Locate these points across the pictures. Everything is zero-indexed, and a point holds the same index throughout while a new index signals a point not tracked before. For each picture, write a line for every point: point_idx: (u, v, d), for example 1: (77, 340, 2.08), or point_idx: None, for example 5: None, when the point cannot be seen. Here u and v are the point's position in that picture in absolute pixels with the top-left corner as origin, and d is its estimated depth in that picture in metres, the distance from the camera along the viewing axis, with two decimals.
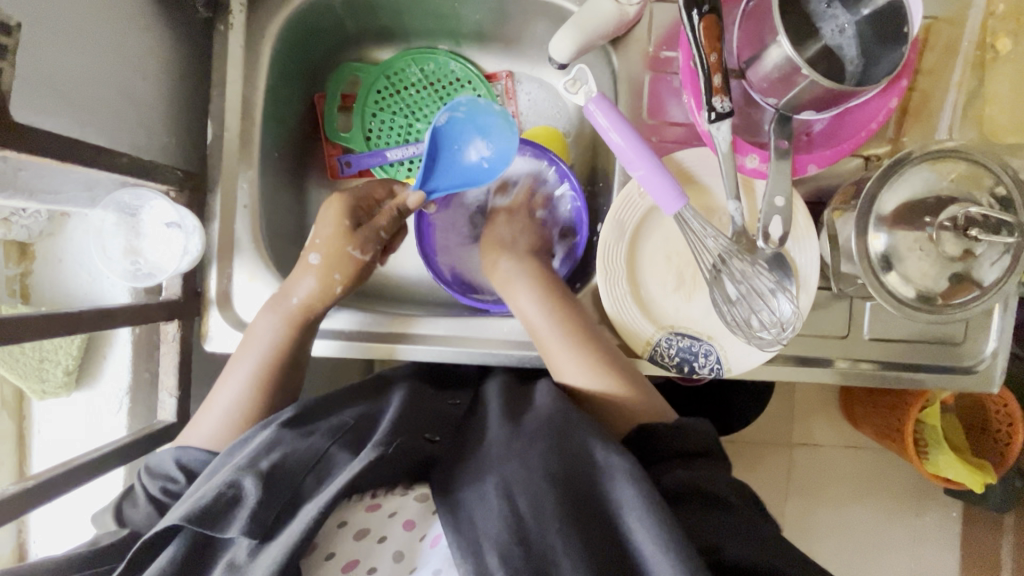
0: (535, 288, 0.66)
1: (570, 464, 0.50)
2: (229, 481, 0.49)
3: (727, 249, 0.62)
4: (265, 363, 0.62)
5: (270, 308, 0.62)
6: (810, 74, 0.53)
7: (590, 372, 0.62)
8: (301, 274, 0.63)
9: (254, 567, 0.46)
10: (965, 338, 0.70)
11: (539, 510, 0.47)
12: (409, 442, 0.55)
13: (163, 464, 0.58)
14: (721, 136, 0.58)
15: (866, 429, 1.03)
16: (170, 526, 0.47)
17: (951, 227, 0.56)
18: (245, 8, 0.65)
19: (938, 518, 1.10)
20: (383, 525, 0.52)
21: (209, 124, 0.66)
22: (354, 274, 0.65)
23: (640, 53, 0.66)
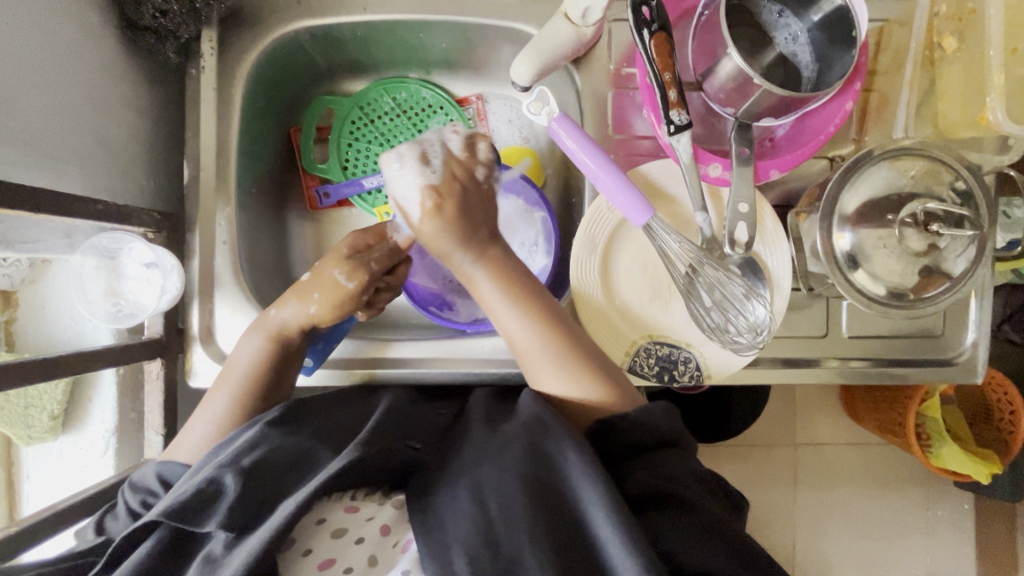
0: (499, 280, 0.61)
1: (542, 461, 0.50)
2: (209, 477, 0.50)
3: (697, 256, 0.63)
4: (242, 395, 0.62)
5: (255, 330, 0.64)
6: (761, 83, 0.54)
7: (568, 380, 0.59)
8: (285, 299, 0.65)
9: (229, 561, 0.45)
10: (945, 329, 0.70)
11: (507, 512, 0.47)
12: (391, 445, 0.55)
13: (145, 479, 0.57)
14: (682, 148, 0.59)
15: (867, 423, 1.02)
16: (149, 520, 0.49)
17: (913, 223, 0.57)
18: (216, 51, 0.67)
19: (946, 510, 1.09)
20: (361, 525, 0.51)
21: (186, 165, 0.67)
22: (337, 300, 0.65)
23: (602, 71, 0.68)
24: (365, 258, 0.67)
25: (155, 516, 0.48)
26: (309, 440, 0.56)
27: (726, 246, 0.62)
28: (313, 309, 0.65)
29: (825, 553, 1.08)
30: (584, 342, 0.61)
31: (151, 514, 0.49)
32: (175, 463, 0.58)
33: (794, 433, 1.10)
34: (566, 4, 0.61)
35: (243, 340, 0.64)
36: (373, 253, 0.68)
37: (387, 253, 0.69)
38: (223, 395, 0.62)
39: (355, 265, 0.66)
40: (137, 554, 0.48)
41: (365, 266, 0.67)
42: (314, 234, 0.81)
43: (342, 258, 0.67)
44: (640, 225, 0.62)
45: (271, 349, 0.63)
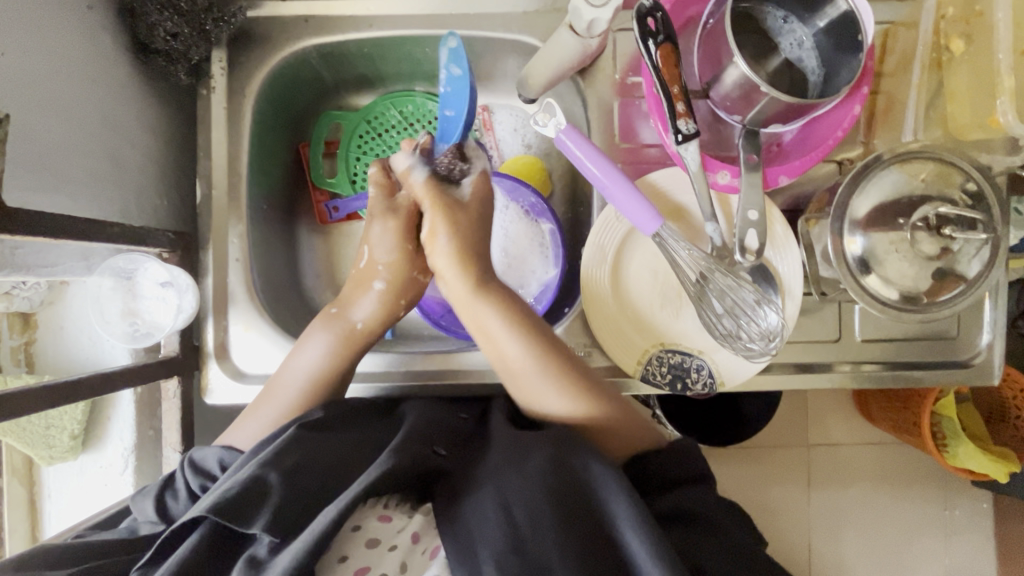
0: (503, 312, 0.64)
1: (567, 475, 0.51)
2: (253, 474, 0.51)
3: (708, 264, 0.62)
4: (306, 392, 0.64)
5: (322, 329, 0.66)
6: (768, 90, 0.55)
7: (571, 399, 0.61)
8: (363, 299, 0.68)
9: (274, 564, 0.47)
10: (959, 330, 0.70)
11: (536, 520, 0.48)
12: (416, 451, 0.55)
13: (207, 461, 0.59)
14: (690, 157, 0.59)
15: (884, 424, 1.02)
16: (193, 516, 0.50)
17: (925, 227, 0.57)
18: (226, 71, 0.68)
19: (965, 508, 1.08)
20: (393, 535, 0.52)
21: (199, 184, 0.68)
22: (417, 292, 0.71)
23: (607, 81, 0.69)
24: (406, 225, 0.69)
25: (201, 512, 0.49)
26: (343, 447, 0.57)
27: (737, 254, 0.62)
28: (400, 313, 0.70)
29: (844, 555, 1.07)
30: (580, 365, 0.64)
31: (194, 510, 0.50)
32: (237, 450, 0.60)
33: (808, 435, 1.09)
34: (570, 16, 0.61)
35: (308, 338, 0.66)
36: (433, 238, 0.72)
37: None
38: (276, 402, 0.64)
39: (428, 261, 0.71)
40: (180, 549, 0.49)
41: (433, 258, 0.72)
42: (325, 248, 0.82)
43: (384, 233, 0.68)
44: (650, 233, 0.62)
45: (346, 356, 0.66)
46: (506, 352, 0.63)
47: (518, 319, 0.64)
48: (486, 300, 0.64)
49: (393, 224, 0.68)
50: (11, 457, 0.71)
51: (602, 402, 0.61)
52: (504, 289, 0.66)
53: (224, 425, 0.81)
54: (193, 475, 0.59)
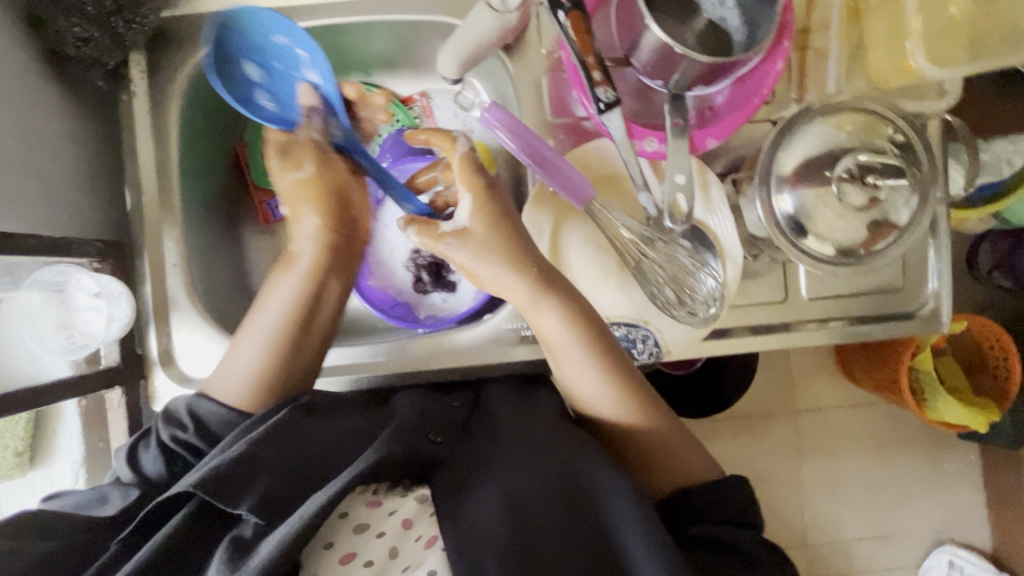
0: (567, 322, 0.61)
1: (571, 477, 0.55)
2: (241, 455, 0.53)
3: (643, 233, 0.61)
4: (287, 317, 0.66)
5: (286, 271, 0.68)
6: (683, 51, 0.54)
7: (626, 410, 0.61)
8: (301, 216, 0.68)
9: (257, 552, 0.48)
10: (905, 282, 0.70)
11: (532, 514, 0.53)
12: (411, 443, 0.56)
13: (175, 409, 0.62)
14: (614, 126, 0.58)
15: (866, 384, 1.02)
16: (179, 491, 0.52)
17: (850, 178, 0.56)
18: (146, 75, 0.67)
19: (957, 463, 1.09)
20: (383, 520, 0.52)
21: (128, 191, 0.67)
22: (329, 190, 0.69)
23: (534, 56, 0.68)
24: (299, 146, 0.69)
25: (189, 487, 0.51)
26: (333, 436, 0.58)
27: (667, 220, 0.61)
28: (315, 219, 0.68)
29: (834, 517, 1.09)
30: (633, 367, 0.63)
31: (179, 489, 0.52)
32: (209, 400, 0.62)
33: (796, 400, 1.09)
34: None
35: (279, 281, 0.68)
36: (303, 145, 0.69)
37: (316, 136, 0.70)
38: (248, 344, 0.65)
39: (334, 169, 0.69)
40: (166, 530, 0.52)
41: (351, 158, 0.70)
42: (272, 248, 0.81)
43: (282, 162, 0.68)
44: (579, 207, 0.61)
45: (310, 284, 0.67)
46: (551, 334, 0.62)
47: (582, 323, 0.61)
48: (552, 302, 0.61)
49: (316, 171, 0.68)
50: None
51: (646, 412, 0.62)
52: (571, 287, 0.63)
53: None
54: (166, 426, 0.61)
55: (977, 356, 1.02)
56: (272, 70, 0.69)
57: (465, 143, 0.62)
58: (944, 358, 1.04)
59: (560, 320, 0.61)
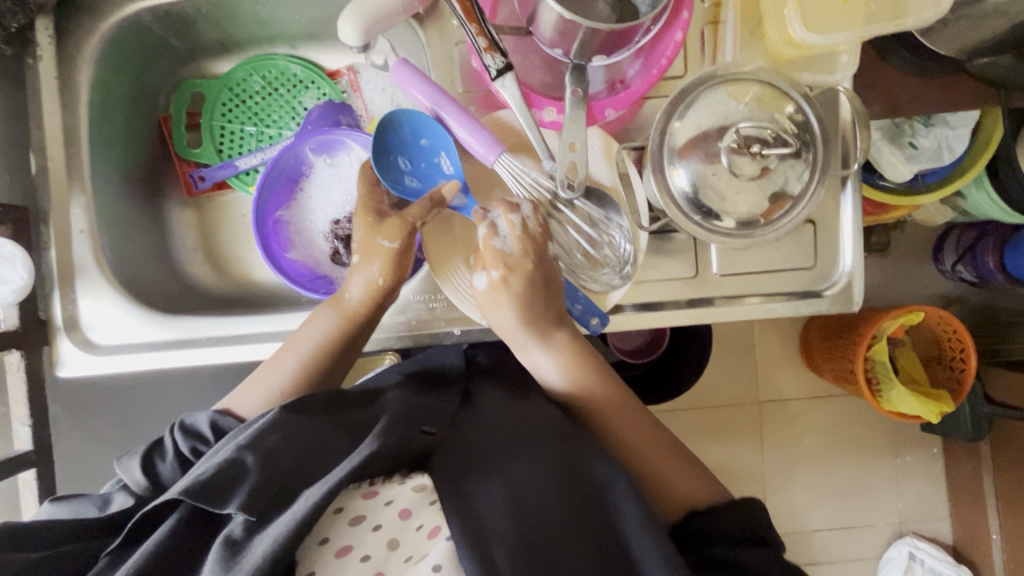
0: (563, 356, 0.64)
1: (577, 474, 0.54)
2: (231, 456, 0.51)
3: (549, 197, 0.64)
4: (313, 355, 0.65)
5: (327, 306, 0.66)
6: (572, 18, 0.53)
7: (630, 439, 0.62)
8: (354, 273, 0.67)
9: (253, 543, 0.46)
10: (817, 260, 0.70)
11: (539, 509, 0.50)
12: (405, 433, 0.54)
13: (198, 423, 0.61)
14: (508, 92, 0.58)
15: (827, 374, 1.08)
16: (169, 498, 0.49)
17: (739, 148, 0.56)
18: (54, 39, 0.66)
19: (919, 456, 1.18)
20: (379, 513, 0.50)
21: (33, 157, 0.66)
22: (395, 266, 0.66)
23: (446, 27, 0.67)
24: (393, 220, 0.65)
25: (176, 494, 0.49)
26: (325, 431, 0.57)
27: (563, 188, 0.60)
28: (381, 282, 0.65)
29: (795, 508, 1.16)
30: (628, 395, 0.64)
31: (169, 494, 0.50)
32: (230, 416, 0.62)
33: (759, 392, 1.16)
34: None
35: (315, 317, 0.66)
36: (415, 207, 0.64)
37: (427, 205, 0.64)
38: (269, 382, 0.64)
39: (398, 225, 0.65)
40: (156, 535, 0.49)
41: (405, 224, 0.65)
42: (196, 220, 0.81)
43: (379, 226, 0.67)
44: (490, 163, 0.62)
45: (344, 327, 0.66)
46: (540, 363, 0.65)
47: (581, 353, 0.65)
48: (540, 343, 0.64)
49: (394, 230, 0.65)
50: None
51: (646, 431, 0.63)
52: (575, 335, 0.65)
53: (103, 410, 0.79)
54: (183, 437, 0.60)
55: (936, 349, 1.05)
56: (418, 148, 0.66)
57: (521, 225, 0.63)
58: (904, 349, 1.06)
59: (554, 353, 0.64)
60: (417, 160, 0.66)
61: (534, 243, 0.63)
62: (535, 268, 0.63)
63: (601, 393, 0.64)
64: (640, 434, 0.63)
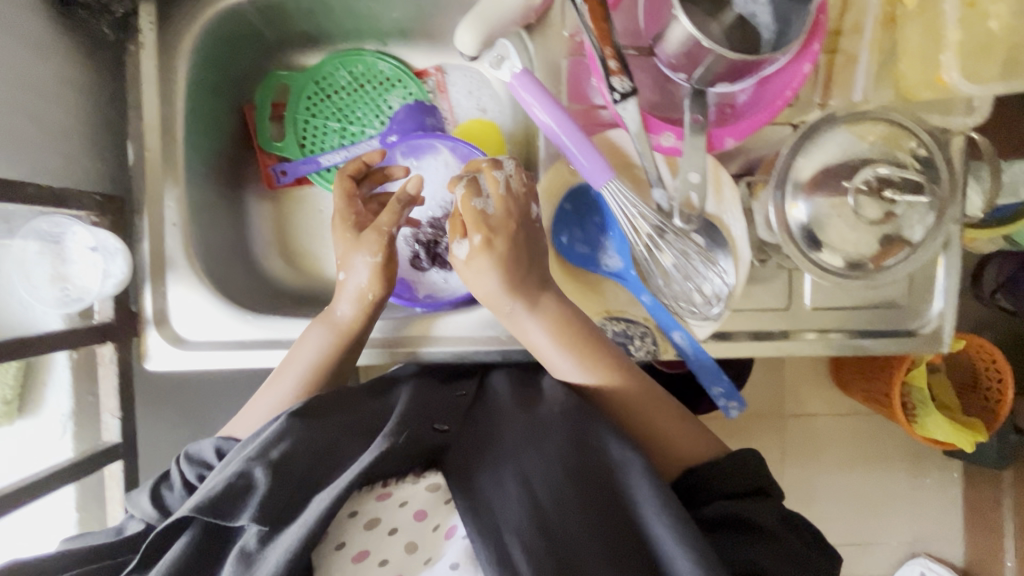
0: (552, 323, 0.60)
1: (589, 456, 0.53)
2: (240, 470, 0.50)
3: (657, 222, 0.61)
4: (312, 371, 0.63)
5: (318, 322, 0.65)
6: (710, 46, 0.53)
7: (624, 407, 0.60)
8: (343, 284, 0.66)
9: (266, 557, 0.46)
10: (910, 299, 0.69)
11: (558, 503, 0.50)
12: (416, 432, 0.53)
13: (203, 452, 0.59)
14: (628, 116, 0.57)
15: (855, 394, 1.03)
16: (180, 519, 0.50)
17: (868, 190, 0.55)
18: (155, 26, 0.65)
19: (939, 480, 1.11)
20: (394, 516, 0.51)
21: (131, 145, 0.66)
22: (386, 279, 0.65)
23: (558, 38, 0.66)
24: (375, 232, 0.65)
25: (188, 512, 0.49)
26: (336, 431, 0.55)
27: (677, 218, 0.61)
28: (371, 296, 0.65)
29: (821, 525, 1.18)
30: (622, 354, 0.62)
31: (181, 511, 0.50)
32: (235, 440, 0.61)
33: (785, 407, 1.10)
34: None
35: (306, 334, 0.65)
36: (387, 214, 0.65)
37: (399, 206, 0.66)
38: (281, 387, 0.63)
39: (371, 236, 0.65)
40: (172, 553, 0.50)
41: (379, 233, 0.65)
42: (274, 214, 0.80)
43: (361, 241, 0.66)
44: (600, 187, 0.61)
45: (336, 347, 0.64)
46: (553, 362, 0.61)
47: (568, 322, 0.60)
48: (533, 307, 0.61)
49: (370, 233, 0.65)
50: None
51: (636, 381, 0.60)
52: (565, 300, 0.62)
53: (169, 403, 0.78)
54: (189, 465, 0.58)
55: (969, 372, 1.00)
56: (587, 224, 0.66)
57: (503, 187, 0.61)
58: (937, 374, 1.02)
59: (542, 317, 0.61)
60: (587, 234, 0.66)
61: (514, 204, 0.61)
62: (515, 228, 0.60)
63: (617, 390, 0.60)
64: (658, 416, 0.60)
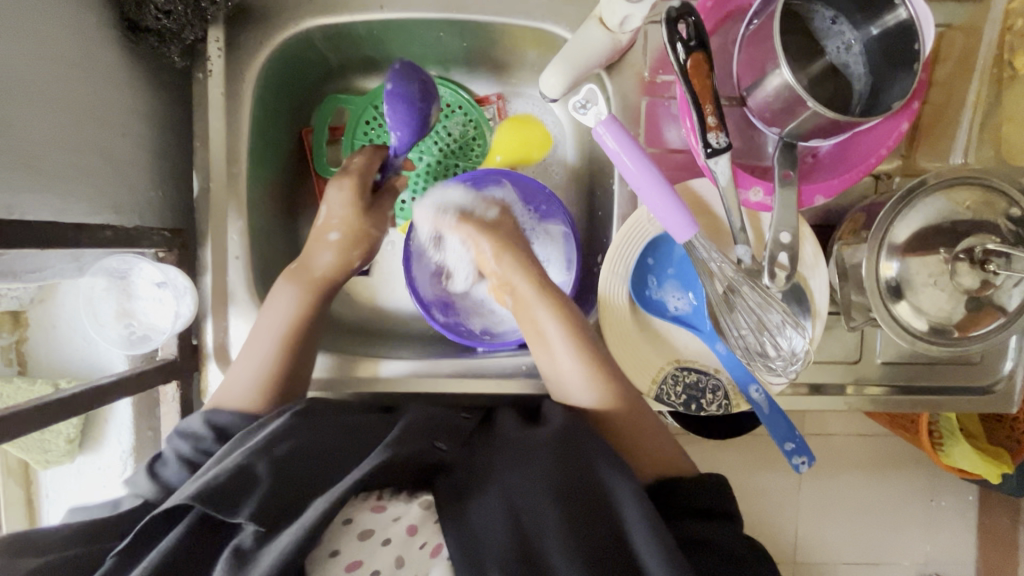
0: (566, 323, 0.62)
1: (584, 471, 0.50)
2: (242, 463, 0.48)
3: (735, 277, 0.59)
4: (286, 331, 0.63)
5: (290, 279, 0.65)
6: (813, 106, 0.50)
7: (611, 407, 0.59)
8: (320, 248, 0.68)
9: (259, 560, 0.43)
10: (982, 357, 0.68)
11: (542, 522, 0.47)
12: (417, 444, 0.51)
13: (192, 424, 0.58)
14: (720, 170, 0.55)
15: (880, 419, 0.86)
16: (177, 504, 0.47)
17: (968, 259, 0.54)
18: (223, 53, 0.63)
19: (953, 503, 0.96)
20: (387, 526, 0.49)
21: (195, 175, 0.64)
22: (369, 245, 0.70)
23: (635, 77, 0.64)
24: (377, 213, 0.70)
25: (186, 500, 0.46)
26: (337, 435, 0.54)
27: (765, 275, 0.59)
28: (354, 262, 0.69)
29: None
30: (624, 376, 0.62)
31: (179, 497, 0.47)
32: (223, 411, 0.59)
33: (803, 424, 0.94)
34: (601, 9, 0.57)
35: (276, 294, 0.64)
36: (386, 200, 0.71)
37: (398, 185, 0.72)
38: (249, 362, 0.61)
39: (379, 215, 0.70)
40: (161, 544, 0.46)
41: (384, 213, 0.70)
42: None
43: (363, 216, 0.69)
44: (683, 240, 0.58)
45: (313, 298, 0.65)
46: (564, 365, 0.61)
47: (575, 326, 0.62)
48: (545, 303, 0.64)
49: (346, 185, 0.68)
50: (6, 457, 0.70)
51: (630, 405, 0.60)
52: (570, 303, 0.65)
53: None
54: (181, 441, 0.57)
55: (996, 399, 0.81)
56: (661, 273, 0.64)
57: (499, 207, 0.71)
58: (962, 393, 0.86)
59: (554, 315, 0.63)
60: (665, 282, 0.64)
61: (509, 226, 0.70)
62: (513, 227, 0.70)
63: (618, 410, 0.59)
64: (648, 444, 0.59)
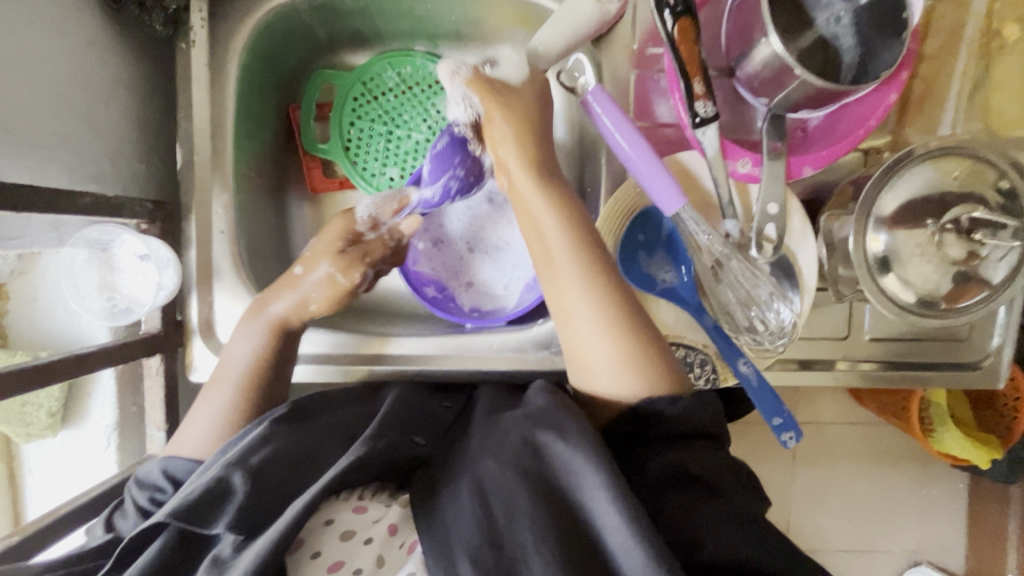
0: (569, 226, 0.55)
1: (540, 452, 0.49)
2: (218, 475, 0.47)
3: (723, 251, 0.58)
4: (247, 371, 0.60)
5: (249, 321, 0.61)
6: (802, 72, 0.50)
7: (620, 358, 0.53)
8: (283, 290, 0.62)
9: (238, 562, 0.43)
10: (971, 334, 0.68)
11: (510, 507, 0.45)
12: (394, 439, 0.52)
13: (151, 474, 0.55)
14: (707, 140, 0.55)
15: (870, 405, 0.86)
16: (156, 521, 0.46)
17: (954, 229, 0.54)
18: (207, 22, 0.62)
19: (943, 488, 0.96)
20: (368, 527, 0.48)
21: (179, 148, 0.64)
22: (339, 296, 0.64)
23: (624, 51, 0.63)
24: (359, 251, 0.64)
25: (164, 517, 0.46)
26: (319, 437, 0.54)
27: (753, 248, 0.58)
28: (314, 309, 0.63)
29: None
30: (637, 313, 0.55)
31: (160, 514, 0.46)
32: (179, 459, 0.56)
33: (794, 408, 0.94)
34: None
35: (241, 331, 0.62)
36: (368, 246, 0.65)
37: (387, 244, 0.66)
38: (216, 401, 0.60)
39: (352, 260, 0.64)
40: (150, 551, 0.47)
41: (359, 259, 0.64)
42: (315, 218, 0.77)
43: (337, 252, 0.64)
44: (670, 213, 0.57)
45: (269, 342, 0.61)
46: (582, 336, 0.55)
47: (589, 251, 0.55)
48: (549, 204, 0.55)
49: (337, 221, 0.66)
50: None
51: (656, 368, 0.54)
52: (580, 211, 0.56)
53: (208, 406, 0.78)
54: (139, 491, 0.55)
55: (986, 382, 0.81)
56: (647, 250, 0.64)
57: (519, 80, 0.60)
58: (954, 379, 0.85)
59: (556, 220, 0.55)
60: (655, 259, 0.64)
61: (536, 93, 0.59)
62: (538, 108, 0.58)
63: (640, 392, 0.53)
64: (658, 391, 0.53)
